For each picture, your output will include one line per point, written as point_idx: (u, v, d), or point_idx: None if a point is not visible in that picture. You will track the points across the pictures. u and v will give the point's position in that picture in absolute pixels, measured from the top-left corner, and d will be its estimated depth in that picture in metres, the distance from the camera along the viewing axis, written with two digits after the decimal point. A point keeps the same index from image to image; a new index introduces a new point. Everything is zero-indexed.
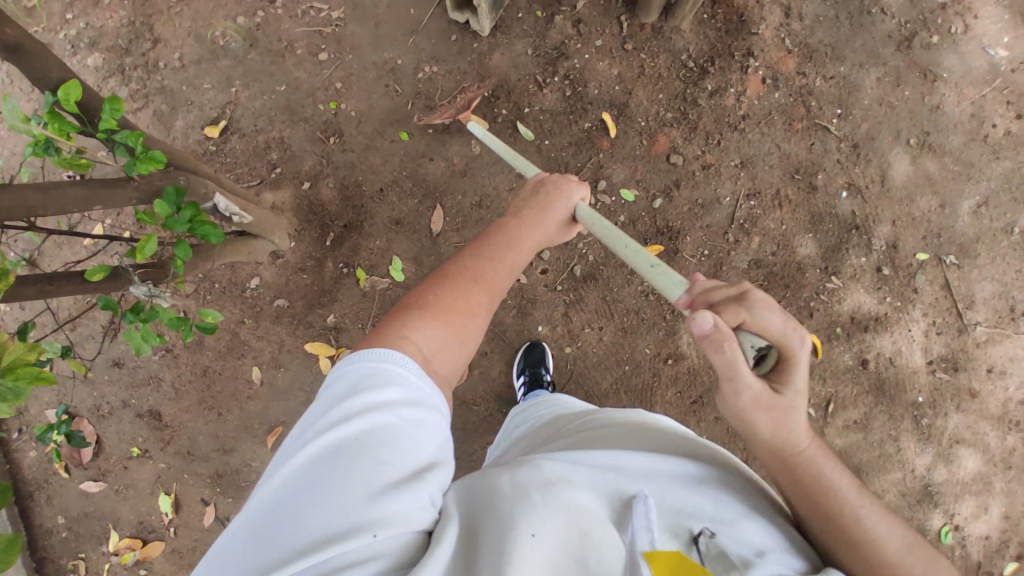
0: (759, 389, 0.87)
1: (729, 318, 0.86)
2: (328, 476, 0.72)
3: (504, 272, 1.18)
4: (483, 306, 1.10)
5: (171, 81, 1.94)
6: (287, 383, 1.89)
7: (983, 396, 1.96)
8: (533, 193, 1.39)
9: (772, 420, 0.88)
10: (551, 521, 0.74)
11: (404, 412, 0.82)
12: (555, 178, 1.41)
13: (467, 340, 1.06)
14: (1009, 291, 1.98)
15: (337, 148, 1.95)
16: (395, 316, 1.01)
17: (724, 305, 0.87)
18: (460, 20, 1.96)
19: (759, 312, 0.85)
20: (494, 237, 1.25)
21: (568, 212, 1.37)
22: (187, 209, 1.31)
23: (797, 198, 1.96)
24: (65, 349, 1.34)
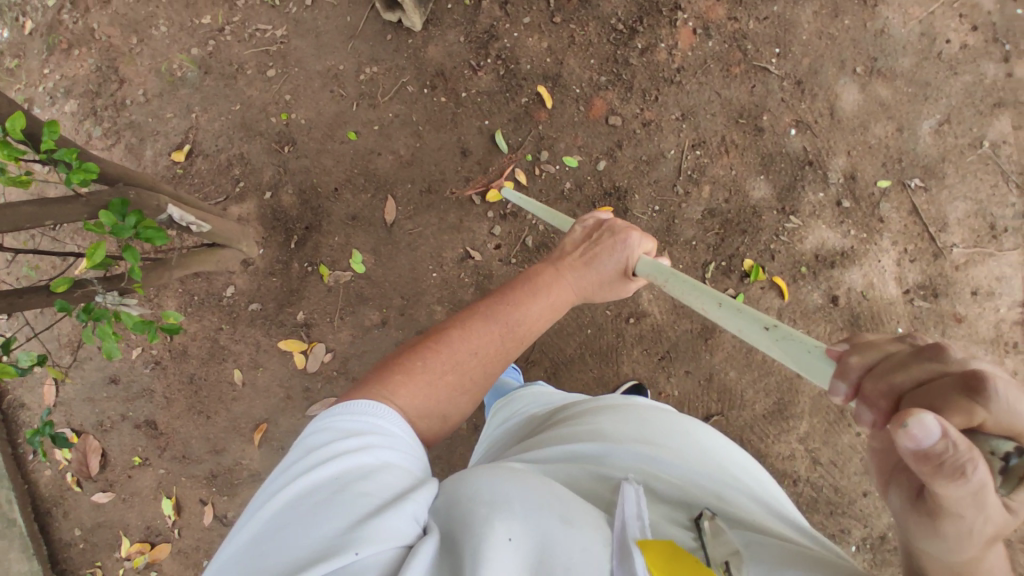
0: (997, 520, 0.55)
1: (957, 420, 0.53)
2: (309, 510, 0.71)
3: (513, 340, 1.17)
4: (474, 378, 1.11)
5: (138, 116, 2.10)
6: (266, 381, 2.00)
7: (971, 321, 1.86)
8: (583, 239, 1.37)
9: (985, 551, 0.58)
10: (531, 521, 0.73)
11: (384, 456, 0.83)
12: (607, 223, 1.40)
13: (449, 414, 1.08)
14: (985, 209, 1.89)
15: (292, 156, 2.05)
16: (384, 375, 1.03)
17: (951, 400, 0.53)
18: (393, 20, 2.03)
19: (1014, 406, 0.51)
20: (518, 295, 1.23)
21: (616, 267, 1.32)
22: (130, 216, 1.40)
23: (744, 142, 1.94)
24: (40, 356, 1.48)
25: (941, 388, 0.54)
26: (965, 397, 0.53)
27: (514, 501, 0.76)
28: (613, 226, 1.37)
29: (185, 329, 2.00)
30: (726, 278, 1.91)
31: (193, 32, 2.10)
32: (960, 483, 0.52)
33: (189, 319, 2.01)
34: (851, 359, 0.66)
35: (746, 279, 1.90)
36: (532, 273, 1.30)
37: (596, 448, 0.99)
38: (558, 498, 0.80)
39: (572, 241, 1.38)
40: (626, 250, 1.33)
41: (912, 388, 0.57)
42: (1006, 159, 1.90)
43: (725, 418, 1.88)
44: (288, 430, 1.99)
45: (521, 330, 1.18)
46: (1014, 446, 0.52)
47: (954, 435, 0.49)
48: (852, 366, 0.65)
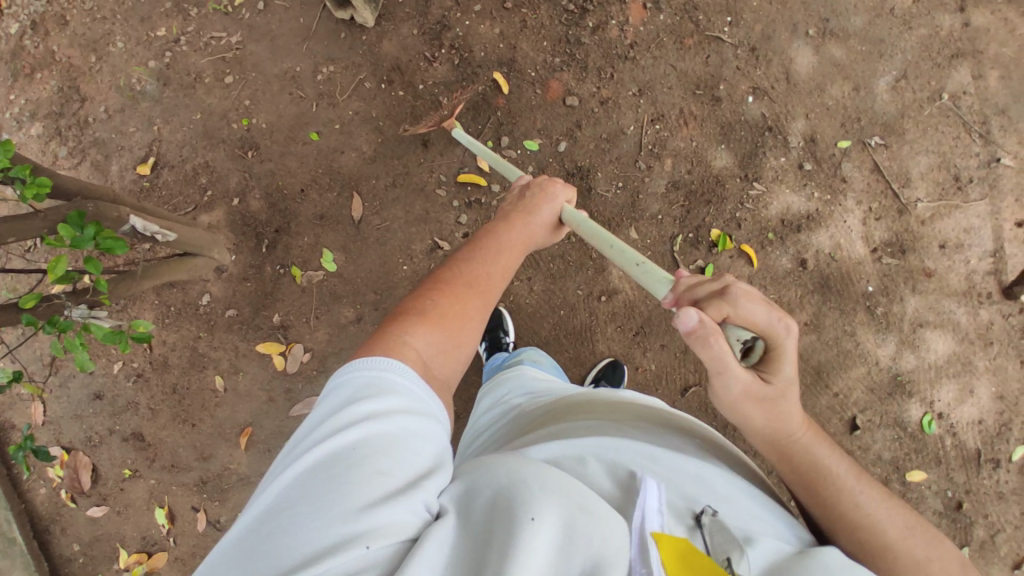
0: (748, 382, 0.90)
1: (715, 313, 0.88)
2: (320, 490, 0.68)
3: (498, 275, 1.17)
4: (480, 310, 1.09)
5: (103, 132, 2.09)
6: (248, 386, 2.01)
7: (942, 274, 1.86)
8: (519, 196, 1.39)
9: (761, 408, 0.92)
10: (559, 502, 0.67)
11: (403, 423, 0.77)
12: (535, 181, 1.42)
13: (464, 344, 1.04)
14: (949, 162, 1.89)
15: (256, 160, 2.06)
16: (389, 323, 0.99)
17: (710, 299, 0.89)
18: (346, 18, 2.04)
19: (744, 304, 0.86)
20: (486, 241, 1.23)
21: (554, 212, 1.36)
22: (88, 228, 1.41)
23: (702, 112, 1.94)
24: (15, 372, 1.50)
25: (709, 297, 0.90)
26: (719, 299, 0.88)
27: (532, 479, 0.70)
28: (536, 182, 1.40)
29: (164, 339, 2.02)
30: (695, 250, 1.92)
31: (150, 45, 2.10)
32: (710, 354, 0.87)
33: (168, 329, 2.03)
34: (683, 286, 0.96)
35: (714, 249, 1.91)
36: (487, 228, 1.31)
37: (597, 439, 0.93)
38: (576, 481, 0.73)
39: (508, 203, 1.40)
40: (555, 199, 1.37)
41: (701, 300, 0.91)
42: (966, 111, 1.90)
43: (703, 389, 1.89)
44: (273, 432, 2.01)
45: (502, 264, 1.20)
46: (746, 331, 0.88)
47: (706, 322, 0.86)
48: (680, 291, 0.96)
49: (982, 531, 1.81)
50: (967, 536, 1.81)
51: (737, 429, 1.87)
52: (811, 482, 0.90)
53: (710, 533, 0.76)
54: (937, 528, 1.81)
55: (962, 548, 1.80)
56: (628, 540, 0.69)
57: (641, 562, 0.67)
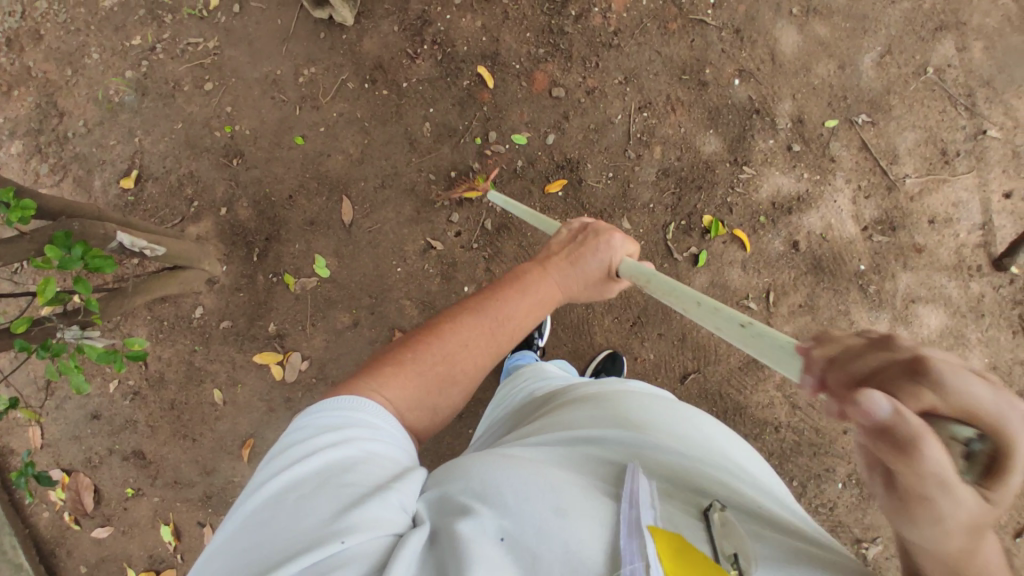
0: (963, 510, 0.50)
1: (911, 403, 0.47)
2: (297, 503, 0.74)
3: (503, 333, 1.18)
4: (467, 370, 1.12)
5: (83, 147, 2.05)
6: (247, 397, 2.01)
7: (932, 249, 1.88)
8: (569, 238, 1.36)
9: (966, 539, 0.53)
10: (529, 514, 0.74)
11: (370, 446, 0.85)
12: (592, 224, 1.37)
13: (438, 407, 1.08)
14: (936, 136, 1.90)
15: (242, 168, 2.03)
16: (372, 370, 1.05)
17: (904, 378, 0.47)
18: (324, 17, 2.00)
19: (967, 388, 0.45)
20: (506, 292, 1.23)
21: (602, 267, 1.31)
22: (75, 248, 1.39)
23: (689, 98, 1.93)
24: (12, 399, 1.49)
25: (892, 377, 0.48)
26: (917, 378, 0.47)
27: (507, 492, 0.77)
28: (597, 227, 1.35)
29: (160, 355, 2.01)
30: (688, 237, 1.92)
31: (125, 54, 2.05)
32: (903, 463, 0.48)
33: (163, 344, 2.01)
34: (812, 351, 0.56)
35: (707, 235, 1.91)
36: (517, 271, 1.31)
37: (596, 430, 0.94)
38: (559, 485, 0.79)
39: (557, 243, 1.36)
40: (613, 250, 1.32)
41: (876, 376, 0.49)
42: (952, 83, 1.90)
43: (701, 375, 1.90)
44: (276, 441, 2.01)
45: (513, 322, 1.20)
46: (980, 432, 0.46)
47: (903, 418, 0.45)
48: (814, 359, 0.55)
49: None
50: None
51: (736, 413, 1.90)
52: None
53: (718, 526, 0.77)
54: None
55: None
56: (620, 533, 0.73)
57: (636, 552, 0.70)
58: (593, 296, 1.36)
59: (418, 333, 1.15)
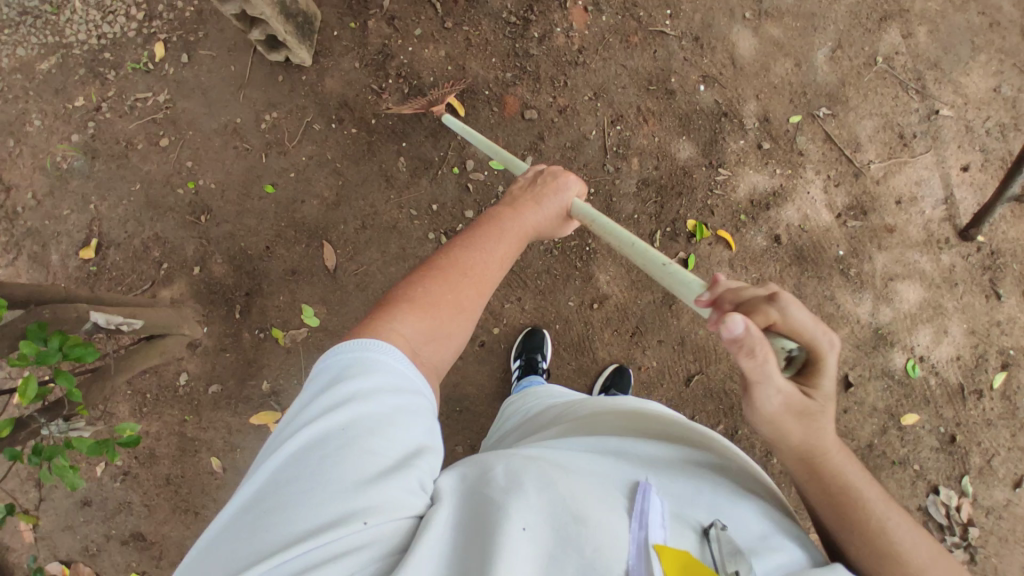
0: (788, 394, 0.77)
1: (761, 321, 0.75)
2: (317, 470, 0.69)
3: (499, 267, 1.12)
4: (472, 299, 1.04)
5: (34, 221, 1.91)
6: (247, 462, 1.90)
7: (902, 228, 1.97)
8: (527, 184, 1.33)
9: (797, 422, 0.80)
10: (549, 516, 0.72)
11: (399, 408, 0.79)
12: (545, 170, 1.37)
13: (454, 334, 1.00)
14: (892, 121, 2.00)
15: (211, 224, 1.93)
16: (379, 311, 0.96)
17: (754, 307, 0.76)
18: (281, 60, 1.94)
19: (795, 314, 0.74)
20: (489, 230, 1.16)
21: (562, 207, 1.30)
22: (53, 339, 1.30)
23: (659, 107, 1.96)
24: (7, 507, 1.38)
25: (753, 302, 0.77)
26: (764, 305, 0.76)
27: (531, 491, 0.75)
28: (548, 172, 1.35)
29: (147, 430, 1.89)
30: (675, 242, 1.95)
31: (70, 118, 1.93)
32: (752, 365, 0.73)
33: (148, 419, 1.90)
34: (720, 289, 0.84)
35: (693, 239, 1.94)
36: (491, 214, 1.23)
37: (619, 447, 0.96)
38: (580, 490, 0.78)
39: (516, 190, 1.33)
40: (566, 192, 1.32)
41: (737, 304, 0.79)
42: (900, 70, 2.00)
43: (706, 375, 1.93)
44: None
45: (504, 252, 1.14)
46: (794, 341, 0.77)
47: (748, 332, 0.71)
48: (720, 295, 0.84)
49: (980, 459, 1.94)
50: (965, 465, 1.94)
51: (744, 408, 1.93)
52: (836, 502, 0.82)
53: (720, 546, 0.77)
54: (937, 463, 1.94)
55: (963, 478, 1.93)
56: (627, 549, 0.70)
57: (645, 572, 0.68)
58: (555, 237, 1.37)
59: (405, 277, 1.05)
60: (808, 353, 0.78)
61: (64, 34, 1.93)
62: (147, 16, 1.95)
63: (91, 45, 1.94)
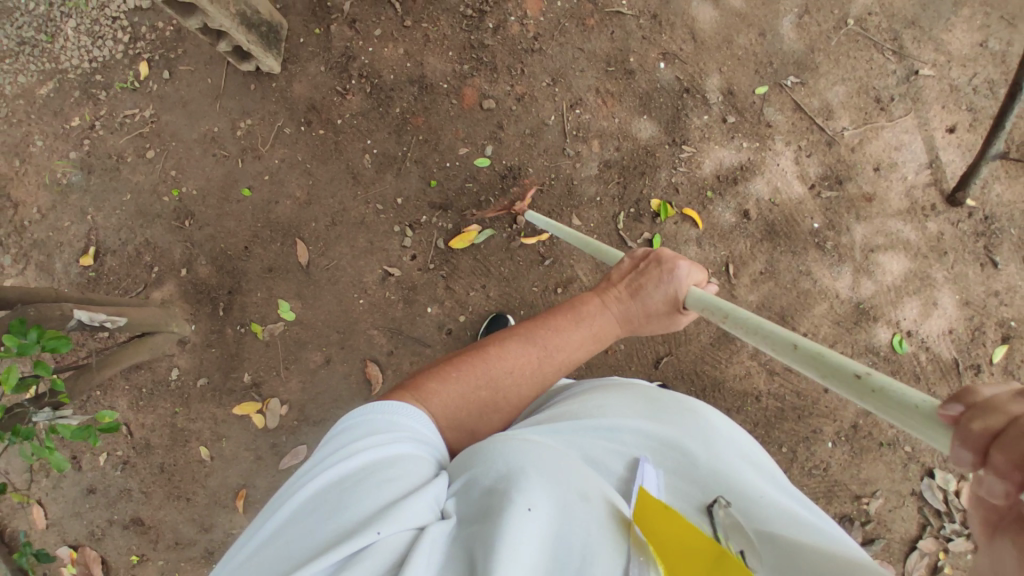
0: None
1: None
2: (329, 501, 0.74)
3: (552, 367, 1.15)
4: (508, 397, 1.11)
5: (40, 233, 2.08)
6: (234, 449, 2.00)
7: (882, 196, 1.88)
8: (632, 267, 1.25)
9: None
10: (557, 509, 0.76)
11: (402, 444, 0.85)
12: (656, 253, 1.24)
13: (478, 431, 1.07)
14: (866, 85, 1.91)
15: (194, 228, 2.05)
16: (422, 382, 1.06)
17: None
18: (251, 69, 2.04)
19: None
20: (558, 322, 1.19)
21: (666, 298, 1.18)
22: (31, 333, 1.41)
23: (618, 88, 1.95)
24: None
25: None
26: None
27: (537, 476, 0.79)
28: (659, 256, 1.21)
29: (142, 422, 2.02)
30: (639, 223, 1.92)
31: (68, 137, 2.10)
32: None
33: (144, 412, 2.02)
34: (970, 423, 0.52)
35: (658, 219, 1.91)
36: (574, 300, 1.24)
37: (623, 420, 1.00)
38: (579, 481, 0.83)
39: (618, 273, 1.26)
40: (677, 280, 1.18)
41: None
42: (875, 31, 1.91)
43: (675, 357, 1.90)
44: (268, 489, 2.00)
45: (560, 351, 1.16)
46: None
47: None
48: (973, 433, 0.52)
49: None
50: None
51: (717, 390, 1.88)
52: None
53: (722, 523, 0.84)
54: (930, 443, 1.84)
55: None
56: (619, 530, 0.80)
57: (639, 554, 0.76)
58: (662, 331, 1.24)
59: (463, 352, 1.15)
60: None
61: (58, 59, 2.11)
62: (131, 38, 2.10)
63: (82, 68, 2.10)
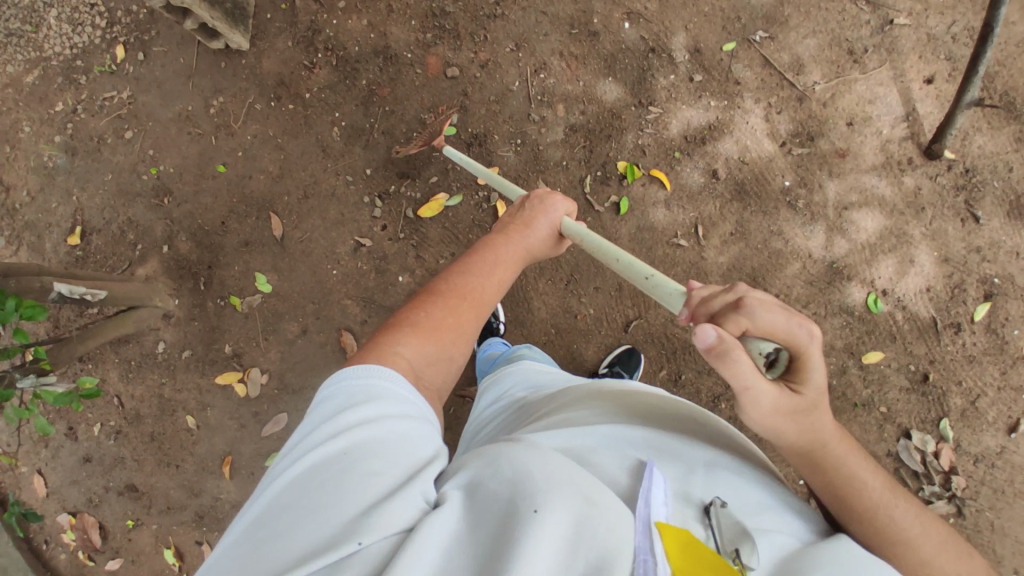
0: (775, 393, 0.82)
1: (732, 328, 0.83)
2: (318, 490, 0.70)
3: (495, 290, 1.20)
4: (471, 321, 1.13)
5: (30, 215, 2.16)
6: (218, 418, 2.07)
7: (856, 151, 1.84)
8: (518, 208, 1.39)
9: (796, 422, 0.84)
10: (567, 504, 0.65)
11: (398, 424, 0.80)
12: (533, 193, 1.42)
13: (453, 356, 1.07)
14: (839, 37, 1.85)
15: (173, 205, 2.10)
16: (389, 329, 1.03)
17: (724, 315, 0.84)
18: (221, 47, 2.07)
19: (763, 317, 0.80)
20: (485, 256, 1.24)
21: (553, 225, 1.35)
22: (8, 301, 1.41)
23: (582, 50, 1.93)
24: None
25: (721, 313, 0.85)
26: (734, 312, 0.83)
27: (539, 472, 0.70)
28: (536, 195, 1.40)
29: (132, 393, 2.09)
30: (606, 186, 1.90)
31: (52, 121, 2.16)
32: (735, 370, 0.79)
33: (133, 383, 2.09)
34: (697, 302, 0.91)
35: (624, 181, 1.89)
36: (487, 240, 1.30)
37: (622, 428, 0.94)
38: (587, 476, 0.73)
39: (506, 216, 1.40)
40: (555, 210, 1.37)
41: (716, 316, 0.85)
42: None
43: (644, 320, 1.88)
44: (252, 456, 2.06)
45: (498, 276, 1.22)
46: (765, 341, 0.81)
47: (722, 333, 0.79)
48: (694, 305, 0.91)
49: (961, 400, 1.80)
50: (944, 407, 1.79)
51: (687, 352, 1.87)
52: (853, 497, 0.84)
53: (722, 528, 0.75)
54: (908, 404, 1.80)
55: (941, 420, 1.79)
56: (632, 526, 0.67)
57: (648, 546, 0.64)
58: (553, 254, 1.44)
59: (413, 302, 1.12)
60: (787, 351, 0.82)
61: (43, 47, 2.17)
62: (108, 22, 2.15)
63: (65, 55, 2.16)
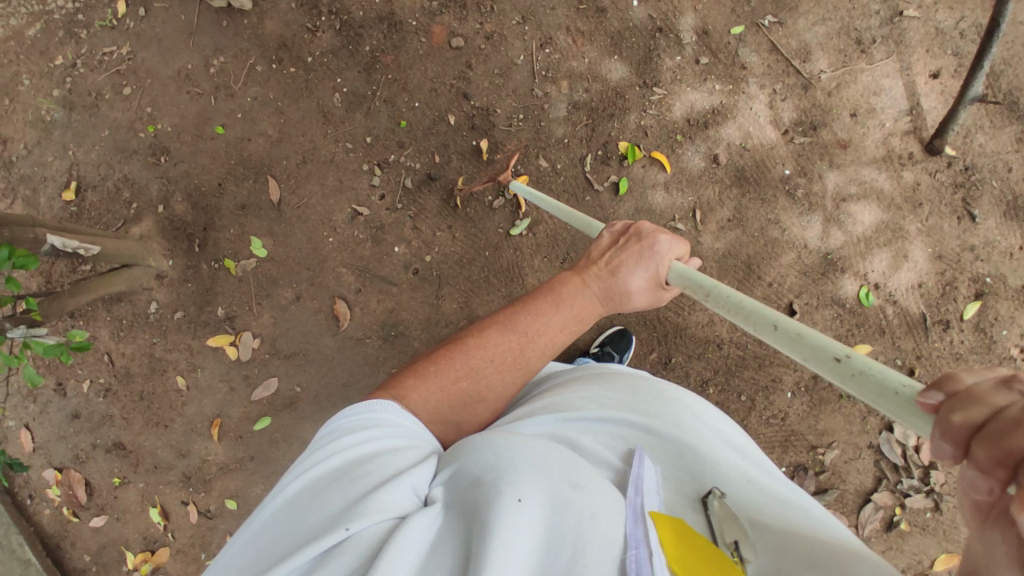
0: None
1: None
2: (312, 498, 0.73)
3: (533, 353, 1.08)
4: (494, 387, 1.05)
5: (27, 168, 2.13)
6: (208, 380, 2.08)
7: (857, 142, 1.84)
8: (610, 246, 1.19)
9: None
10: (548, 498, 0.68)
11: (387, 440, 0.82)
12: (635, 227, 1.19)
13: (465, 423, 1.02)
14: (849, 26, 1.84)
15: (170, 164, 2.08)
16: (401, 378, 1.02)
17: None
18: (224, 5, 2.04)
19: None
20: (537, 305, 1.13)
21: (645, 278, 1.13)
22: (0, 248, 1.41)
23: (589, 26, 1.90)
24: None
25: None
26: None
27: (522, 464, 0.72)
28: (637, 231, 1.17)
29: (123, 352, 2.09)
30: (606, 166, 1.89)
31: (52, 75, 2.13)
32: None
33: (124, 342, 2.09)
34: (950, 415, 0.50)
35: (625, 161, 1.88)
36: (554, 280, 1.18)
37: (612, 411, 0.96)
38: (571, 464, 0.76)
39: (597, 249, 1.20)
40: (655, 256, 1.14)
41: None
42: None
43: None
44: (241, 419, 2.07)
45: (546, 335, 1.09)
46: None
47: None
48: (954, 426, 0.50)
49: None
50: None
51: (678, 336, 1.88)
52: None
53: (717, 515, 0.81)
54: None
55: None
56: (625, 519, 0.71)
57: (642, 535, 0.70)
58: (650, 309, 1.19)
59: (440, 347, 1.09)
60: None
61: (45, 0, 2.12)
62: None
63: (67, 8, 2.11)
